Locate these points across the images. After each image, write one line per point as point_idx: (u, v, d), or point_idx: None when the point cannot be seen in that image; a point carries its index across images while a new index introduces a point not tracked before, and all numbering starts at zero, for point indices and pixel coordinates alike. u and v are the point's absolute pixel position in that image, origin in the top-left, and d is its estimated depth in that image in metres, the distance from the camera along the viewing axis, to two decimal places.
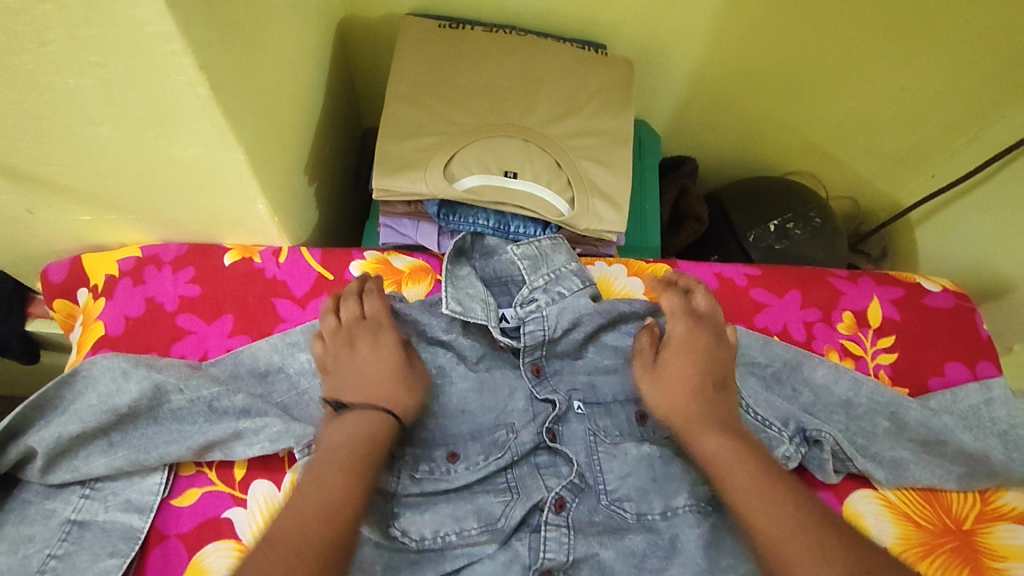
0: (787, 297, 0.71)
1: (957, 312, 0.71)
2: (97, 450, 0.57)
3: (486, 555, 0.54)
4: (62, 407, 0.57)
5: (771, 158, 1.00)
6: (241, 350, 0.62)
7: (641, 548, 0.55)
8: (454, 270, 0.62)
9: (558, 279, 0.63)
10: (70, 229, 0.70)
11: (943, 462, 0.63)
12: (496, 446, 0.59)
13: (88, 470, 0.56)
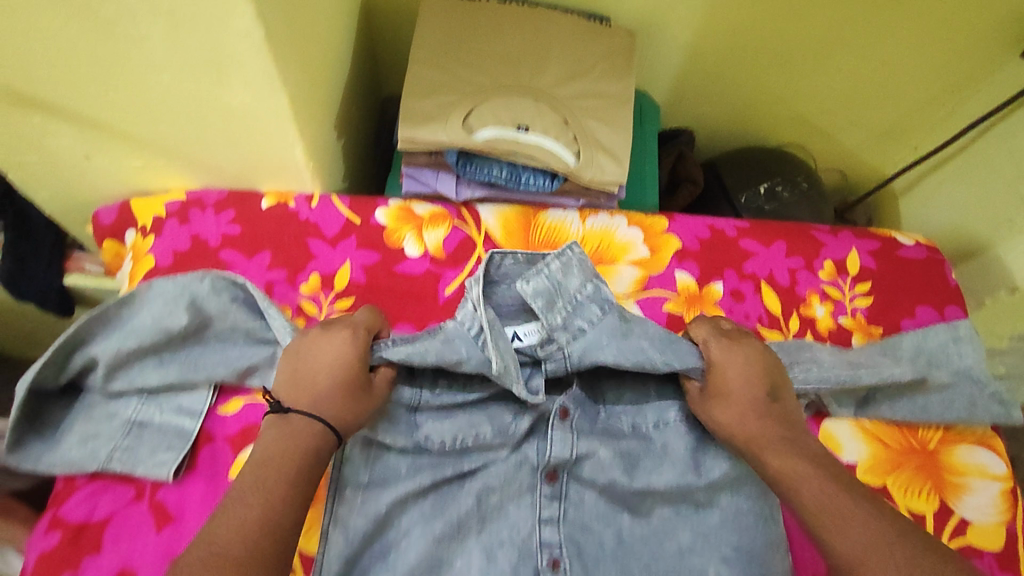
0: (773, 247, 0.78)
1: (929, 263, 0.78)
2: (151, 364, 0.64)
3: (500, 457, 0.64)
4: (121, 322, 0.64)
5: (765, 130, 1.07)
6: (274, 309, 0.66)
7: (633, 451, 0.64)
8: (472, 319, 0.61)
9: (579, 309, 0.63)
10: (120, 175, 0.77)
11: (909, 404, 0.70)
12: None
13: (145, 378, 0.64)
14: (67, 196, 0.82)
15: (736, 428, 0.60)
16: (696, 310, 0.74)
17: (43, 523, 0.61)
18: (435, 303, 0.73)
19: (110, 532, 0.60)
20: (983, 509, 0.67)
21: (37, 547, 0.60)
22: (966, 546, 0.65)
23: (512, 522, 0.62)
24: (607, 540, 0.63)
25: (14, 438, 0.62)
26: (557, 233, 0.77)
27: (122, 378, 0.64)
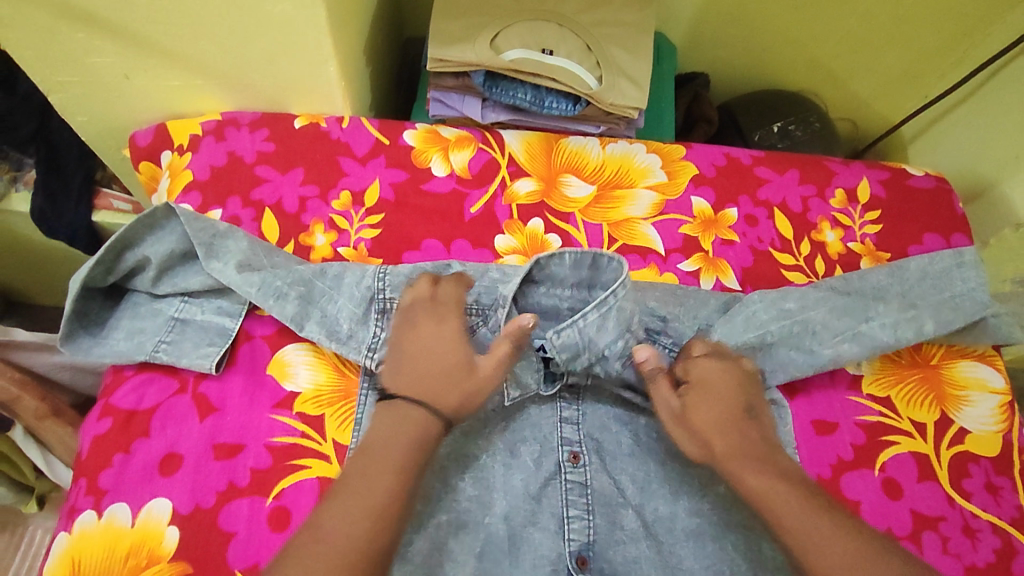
0: (787, 176, 0.81)
1: (936, 192, 0.81)
2: (195, 271, 0.67)
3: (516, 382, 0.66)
4: (157, 233, 0.66)
5: (778, 76, 1.10)
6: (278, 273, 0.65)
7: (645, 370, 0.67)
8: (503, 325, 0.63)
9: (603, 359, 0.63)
10: (157, 95, 0.80)
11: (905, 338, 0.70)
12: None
13: (187, 283, 0.67)
14: (104, 121, 0.85)
15: (699, 424, 0.57)
16: (711, 233, 0.77)
17: (95, 411, 0.64)
18: (461, 220, 0.75)
19: (157, 419, 0.64)
20: (982, 419, 0.70)
21: (90, 432, 0.64)
22: (964, 453, 0.68)
23: (532, 422, 0.66)
24: (623, 443, 0.66)
25: (65, 332, 0.65)
26: (578, 157, 0.79)
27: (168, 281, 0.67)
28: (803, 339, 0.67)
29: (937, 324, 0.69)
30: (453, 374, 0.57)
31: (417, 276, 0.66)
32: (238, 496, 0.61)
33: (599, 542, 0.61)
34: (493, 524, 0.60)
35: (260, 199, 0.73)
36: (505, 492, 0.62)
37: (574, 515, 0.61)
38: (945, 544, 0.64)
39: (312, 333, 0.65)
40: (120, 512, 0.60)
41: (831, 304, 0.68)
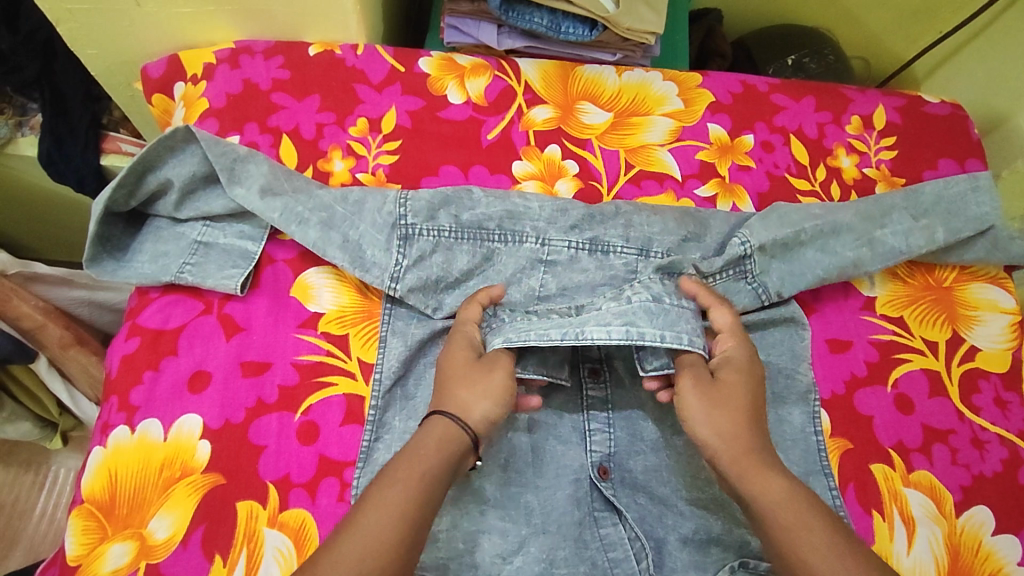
0: (802, 103, 0.80)
1: (952, 118, 0.81)
2: (218, 198, 0.67)
3: None
4: (176, 155, 0.66)
5: (792, 11, 1.08)
6: (304, 194, 0.65)
7: None
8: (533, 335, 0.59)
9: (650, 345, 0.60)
10: (170, 25, 0.79)
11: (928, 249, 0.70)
12: (560, 211, 0.67)
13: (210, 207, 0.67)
14: (115, 53, 0.84)
15: (727, 423, 0.53)
16: (728, 159, 0.77)
17: (123, 332, 0.65)
18: (479, 146, 0.75)
19: (185, 339, 0.64)
20: (992, 338, 0.71)
21: (119, 352, 0.65)
22: (974, 369, 0.70)
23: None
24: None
25: (90, 255, 0.66)
26: (595, 84, 0.79)
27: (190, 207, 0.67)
28: (828, 241, 0.68)
29: (949, 232, 0.71)
30: (469, 379, 0.55)
31: (438, 200, 0.65)
32: (267, 412, 0.62)
33: (620, 454, 0.62)
34: (516, 436, 0.61)
35: (278, 126, 0.73)
36: (527, 406, 0.62)
37: (595, 428, 0.62)
38: (954, 456, 0.66)
39: (335, 257, 0.64)
40: (152, 427, 0.61)
41: (852, 221, 0.69)
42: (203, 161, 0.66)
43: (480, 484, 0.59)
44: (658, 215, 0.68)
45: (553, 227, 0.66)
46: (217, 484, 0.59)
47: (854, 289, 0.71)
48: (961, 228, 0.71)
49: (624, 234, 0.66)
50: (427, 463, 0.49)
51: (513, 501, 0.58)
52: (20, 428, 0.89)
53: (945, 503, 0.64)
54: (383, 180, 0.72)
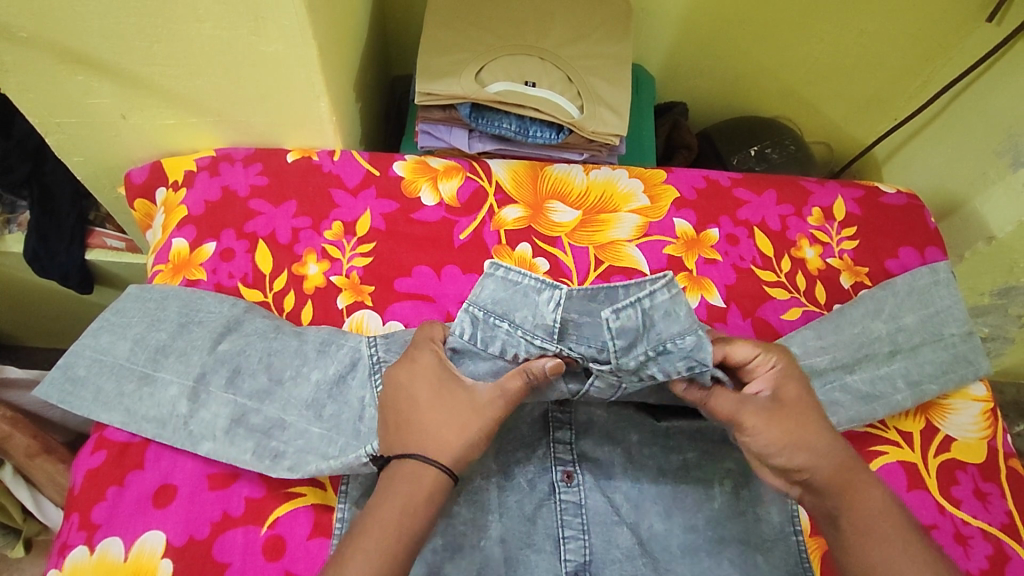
0: (764, 196, 0.83)
1: (909, 208, 0.84)
2: (166, 383, 0.64)
3: (527, 473, 0.63)
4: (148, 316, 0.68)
5: (755, 103, 1.13)
6: (272, 368, 0.64)
7: (689, 457, 0.64)
8: (490, 338, 0.57)
9: (663, 356, 0.55)
10: (154, 135, 0.82)
11: (923, 363, 0.71)
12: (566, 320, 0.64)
13: (165, 395, 0.63)
14: (100, 160, 0.87)
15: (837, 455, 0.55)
16: (694, 253, 0.79)
17: (89, 445, 0.64)
18: (451, 247, 0.76)
19: (152, 451, 0.63)
20: (967, 428, 0.71)
21: (84, 465, 0.63)
22: (951, 460, 0.69)
23: (524, 443, 0.64)
24: (616, 460, 0.65)
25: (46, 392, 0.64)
26: (563, 183, 0.82)
27: (139, 400, 0.64)
28: (835, 375, 0.68)
29: (934, 361, 0.71)
30: (457, 419, 0.53)
31: None
32: (232, 526, 0.60)
33: (595, 562, 0.60)
34: (488, 546, 0.59)
35: (254, 231, 0.75)
36: (499, 514, 0.61)
37: (569, 535, 0.61)
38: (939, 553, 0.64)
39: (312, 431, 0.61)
40: (113, 546, 0.59)
41: (825, 344, 0.70)
42: (144, 340, 0.66)
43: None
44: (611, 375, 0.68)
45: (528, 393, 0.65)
46: None
47: None
48: (941, 327, 0.72)
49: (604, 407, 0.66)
50: (409, 517, 0.49)
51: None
52: None
53: None
54: (351, 302, 0.72)
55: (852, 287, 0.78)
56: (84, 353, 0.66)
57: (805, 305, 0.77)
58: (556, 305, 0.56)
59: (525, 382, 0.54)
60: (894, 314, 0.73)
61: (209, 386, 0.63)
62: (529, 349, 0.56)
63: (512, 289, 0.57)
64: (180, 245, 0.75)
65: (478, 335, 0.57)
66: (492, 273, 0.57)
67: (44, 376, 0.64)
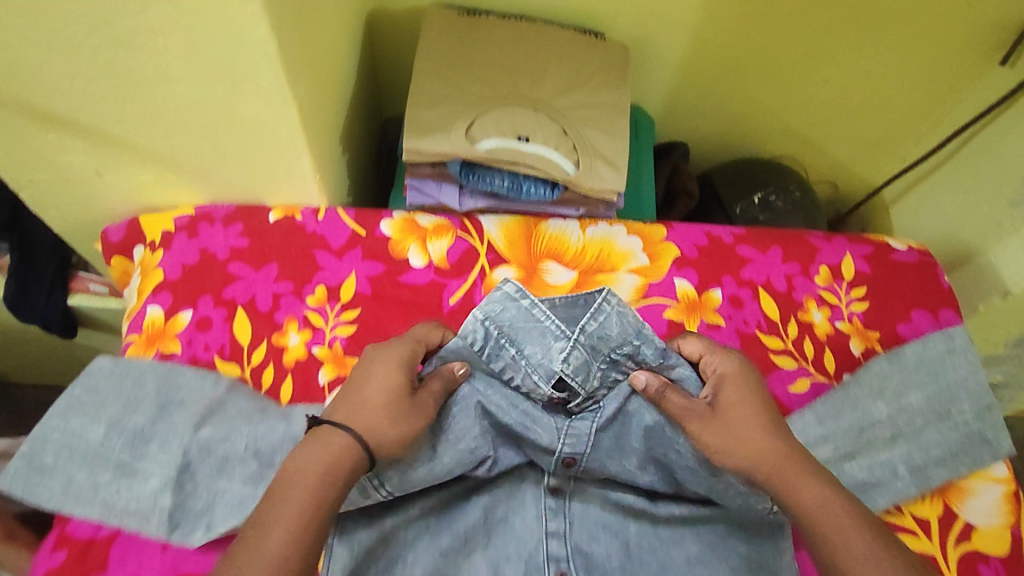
0: (769, 254, 0.79)
1: (921, 266, 0.80)
2: (147, 474, 0.60)
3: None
4: (124, 399, 0.64)
5: (757, 143, 1.09)
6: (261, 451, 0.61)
7: (694, 551, 0.60)
8: (490, 365, 0.62)
9: (614, 365, 0.62)
10: (131, 190, 0.79)
11: (927, 446, 0.67)
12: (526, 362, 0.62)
13: (144, 484, 0.60)
14: (76, 214, 0.83)
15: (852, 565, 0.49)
16: (697, 317, 0.75)
17: (50, 541, 0.60)
18: (440, 312, 0.73)
19: (117, 548, 0.59)
20: (987, 513, 0.66)
21: (44, 565, 0.59)
22: (971, 552, 0.65)
23: (516, 538, 0.59)
24: (614, 557, 0.60)
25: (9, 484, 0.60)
26: (559, 242, 0.78)
27: (116, 492, 0.59)
28: (835, 465, 0.66)
29: (941, 444, 0.68)
30: (393, 404, 0.55)
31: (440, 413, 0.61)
32: None
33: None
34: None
35: (232, 298, 0.71)
36: None
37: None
38: None
39: None
40: None
41: (826, 430, 0.68)
42: (119, 424, 0.63)
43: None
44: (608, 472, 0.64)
45: (520, 493, 0.62)
46: None
47: None
48: (947, 404, 0.69)
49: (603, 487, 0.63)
50: (325, 487, 0.49)
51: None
52: None
53: None
54: (331, 380, 0.68)
55: (862, 354, 0.74)
56: (51, 437, 0.62)
57: (814, 375, 0.73)
58: (566, 355, 0.61)
59: (444, 386, 0.58)
60: (896, 392, 0.70)
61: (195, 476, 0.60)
62: (527, 380, 0.61)
63: (532, 322, 0.63)
64: (154, 314, 0.71)
65: (487, 350, 0.62)
66: (516, 299, 0.63)
67: (8, 469, 0.60)
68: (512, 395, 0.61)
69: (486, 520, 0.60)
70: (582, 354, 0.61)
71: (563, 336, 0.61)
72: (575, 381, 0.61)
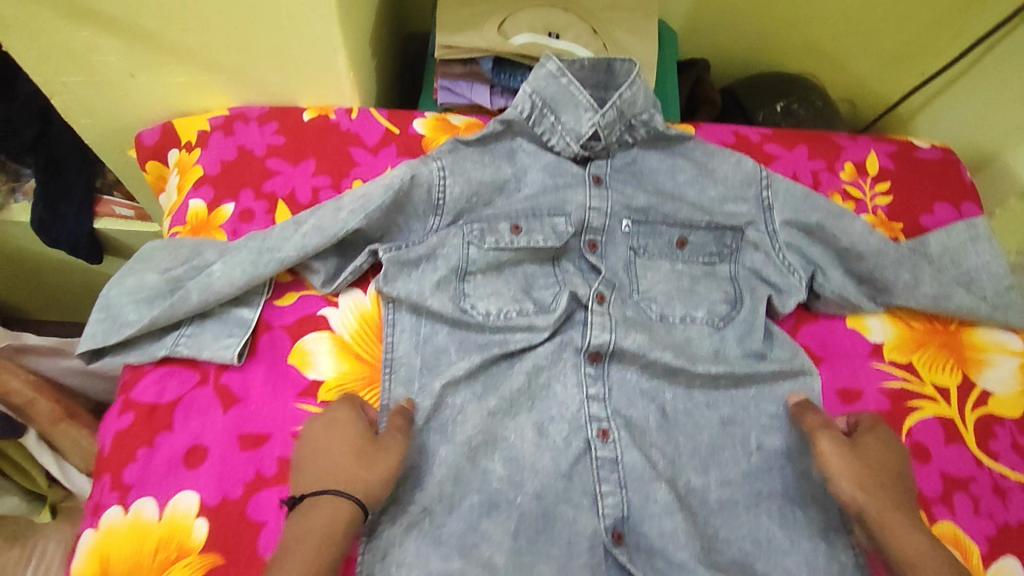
0: (796, 151, 0.81)
1: (945, 163, 0.81)
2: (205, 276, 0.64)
3: (559, 436, 0.64)
4: (174, 248, 0.68)
5: (777, 60, 1.10)
6: (324, 227, 0.65)
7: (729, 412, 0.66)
8: (535, 123, 0.72)
9: (631, 128, 0.73)
10: (164, 95, 0.80)
11: (948, 307, 0.70)
12: (557, 170, 0.74)
13: (210, 275, 0.64)
14: (110, 122, 0.84)
15: None
16: None
17: (116, 407, 0.63)
18: None
19: (180, 412, 0.62)
20: (1003, 381, 0.69)
21: (113, 428, 0.62)
22: (989, 414, 0.68)
23: (560, 402, 0.66)
24: (650, 419, 0.66)
25: (86, 335, 0.64)
26: None
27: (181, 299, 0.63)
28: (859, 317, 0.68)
29: (962, 307, 0.70)
30: (362, 456, 0.55)
31: (460, 274, 0.68)
32: (266, 486, 0.59)
33: (632, 516, 0.61)
34: (524, 502, 0.60)
35: (272, 192, 0.73)
36: (535, 472, 0.62)
37: (606, 490, 0.61)
38: (975, 505, 0.63)
39: (401, 338, 0.66)
40: (148, 505, 0.58)
41: (842, 294, 0.70)
42: (171, 264, 0.66)
43: (491, 556, 0.57)
44: (647, 336, 0.67)
45: (561, 368, 0.68)
46: (215, 566, 0.56)
47: (858, 334, 0.71)
48: (965, 276, 0.73)
49: (632, 284, 0.71)
50: (324, 546, 0.49)
51: (525, 571, 0.57)
52: (8, 503, 0.87)
53: (971, 555, 0.61)
54: (364, 276, 0.70)
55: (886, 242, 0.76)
56: (116, 291, 0.66)
57: None
58: (595, 118, 0.71)
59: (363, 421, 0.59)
60: (921, 263, 0.71)
61: (250, 256, 0.64)
62: (562, 142, 0.73)
63: (569, 97, 0.71)
64: (197, 207, 0.72)
65: (532, 117, 0.72)
66: (558, 77, 0.71)
67: (88, 326, 0.64)
68: (559, 160, 0.74)
69: (530, 388, 0.66)
70: (611, 116, 0.71)
71: (593, 109, 0.71)
72: (602, 136, 0.72)
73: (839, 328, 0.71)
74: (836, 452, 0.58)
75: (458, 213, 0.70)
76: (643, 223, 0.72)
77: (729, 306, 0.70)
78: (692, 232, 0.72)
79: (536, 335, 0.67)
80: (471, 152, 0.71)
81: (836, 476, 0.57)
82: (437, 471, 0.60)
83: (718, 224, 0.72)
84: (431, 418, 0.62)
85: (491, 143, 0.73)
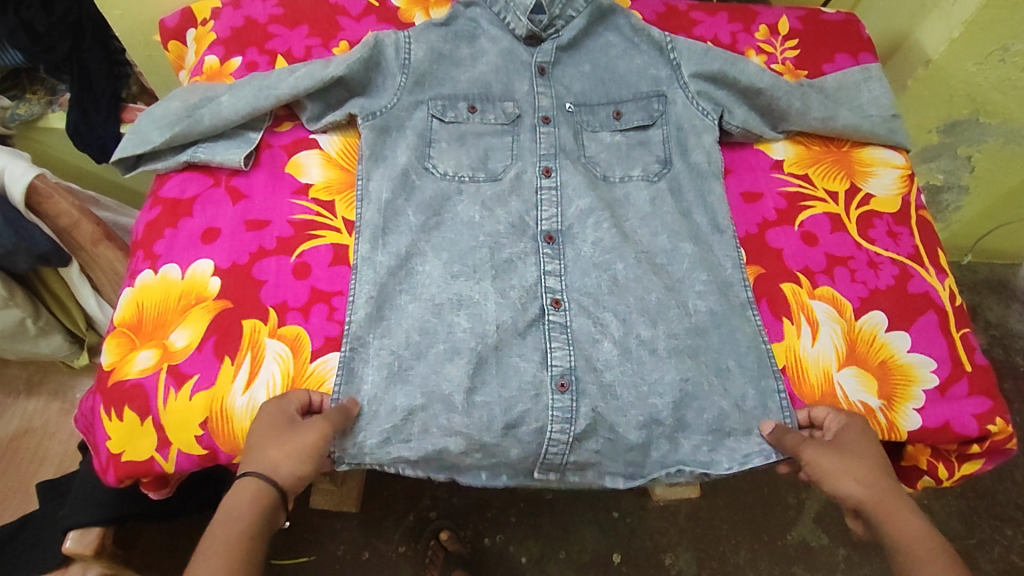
0: (717, 17, 0.94)
1: (846, 24, 0.95)
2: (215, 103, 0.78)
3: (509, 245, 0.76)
4: (190, 88, 0.82)
5: None
6: (313, 73, 0.78)
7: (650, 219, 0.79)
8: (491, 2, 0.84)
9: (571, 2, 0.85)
10: None
11: (836, 127, 0.83)
12: (508, 54, 0.85)
13: (220, 102, 0.78)
14: (138, 14, 1.00)
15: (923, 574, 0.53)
16: None
17: (149, 203, 0.79)
18: None
19: (198, 204, 0.77)
20: (886, 186, 0.83)
21: (144, 220, 0.78)
22: (871, 211, 0.81)
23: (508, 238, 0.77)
24: (603, 285, 0.75)
25: (120, 148, 0.79)
26: None
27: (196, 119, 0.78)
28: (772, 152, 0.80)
29: (848, 127, 0.83)
30: (286, 440, 0.59)
31: (425, 140, 0.81)
32: (267, 256, 0.73)
33: (578, 368, 0.70)
34: (475, 340, 0.70)
35: (273, 49, 0.88)
36: (494, 318, 0.71)
37: (556, 346, 0.71)
38: (853, 275, 0.76)
39: (377, 179, 0.77)
40: (172, 270, 0.73)
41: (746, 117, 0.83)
42: (188, 97, 0.81)
43: (450, 394, 0.68)
44: (588, 202, 0.79)
45: (521, 239, 0.77)
46: (227, 307, 0.70)
47: (762, 153, 0.84)
48: (855, 106, 0.86)
49: (579, 151, 0.83)
50: (236, 522, 0.54)
51: (475, 406, 0.67)
52: (53, 340, 1.02)
53: (845, 311, 0.74)
54: None
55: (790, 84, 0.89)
56: (143, 118, 0.81)
57: None
58: None
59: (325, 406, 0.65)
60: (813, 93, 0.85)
61: (252, 88, 0.79)
62: (515, 19, 0.84)
63: None
64: (212, 61, 0.88)
65: None
66: None
67: (121, 142, 0.79)
68: (513, 44, 0.85)
69: (492, 260, 0.75)
70: None
71: None
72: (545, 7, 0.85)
73: (746, 148, 0.85)
74: (821, 455, 0.62)
75: (423, 73, 0.82)
76: (582, 104, 0.85)
77: (661, 165, 0.82)
78: (623, 104, 0.85)
79: (483, 196, 0.79)
80: (437, 30, 0.84)
81: (830, 476, 0.61)
82: (402, 304, 0.71)
83: (644, 94, 0.84)
84: (395, 241, 0.74)
85: (453, 24, 0.85)
